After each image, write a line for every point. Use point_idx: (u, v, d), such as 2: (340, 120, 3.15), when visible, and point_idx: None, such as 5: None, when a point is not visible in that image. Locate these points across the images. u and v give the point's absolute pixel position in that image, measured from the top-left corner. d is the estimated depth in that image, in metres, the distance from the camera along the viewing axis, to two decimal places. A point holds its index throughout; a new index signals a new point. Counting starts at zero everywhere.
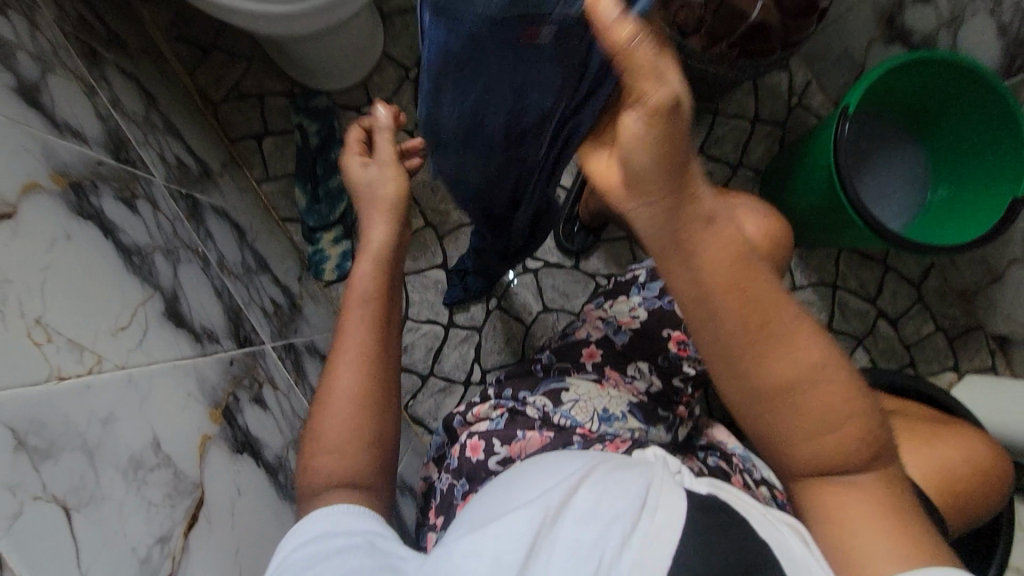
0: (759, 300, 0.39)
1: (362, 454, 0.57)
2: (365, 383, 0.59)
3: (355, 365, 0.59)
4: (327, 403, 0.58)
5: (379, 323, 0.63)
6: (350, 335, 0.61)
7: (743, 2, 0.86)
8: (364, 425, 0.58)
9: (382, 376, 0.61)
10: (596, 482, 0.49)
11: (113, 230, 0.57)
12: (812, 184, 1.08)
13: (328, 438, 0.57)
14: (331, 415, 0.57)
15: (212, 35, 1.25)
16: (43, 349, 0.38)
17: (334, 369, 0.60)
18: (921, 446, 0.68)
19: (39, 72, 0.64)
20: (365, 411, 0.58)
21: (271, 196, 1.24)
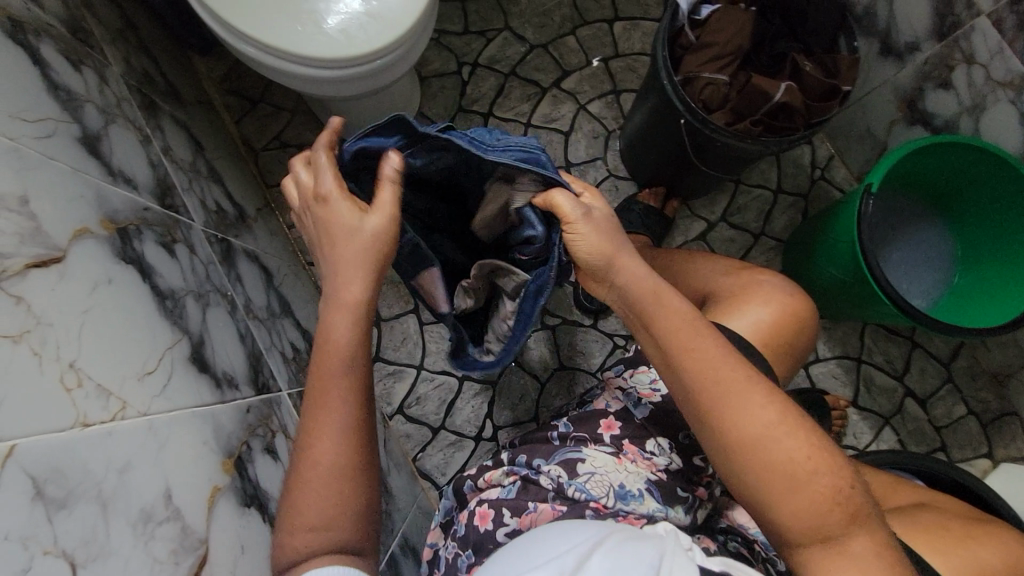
0: (713, 357, 0.56)
1: (348, 523, 0.51)
2: (344, 454, 0.52)
3: (332, 441, 0.52)
4: (303, 476, 0.52)
5: (359, 387, 0.55)
6: (323, 400, 0.53)
7: (768, 83, 0.90)
8: (349, 499, 0.52)
9: (364, 446, 0.54)
10: (610, 550, 0.46)
11: (151, 274, 0.59)
12: (835, 258, 1.08)
13: (311, 512, 0.51)
14: (307, 491, 0.51)
15: (260, 89, 1.33)
16: (72, 394, 0.39)
17: (306, 441, 0.53)
18: (959, 546, 0.64)
19: (102, 123, 0.68)
20: (350, 484, 0.52)
21: (301, 241, 1.28)
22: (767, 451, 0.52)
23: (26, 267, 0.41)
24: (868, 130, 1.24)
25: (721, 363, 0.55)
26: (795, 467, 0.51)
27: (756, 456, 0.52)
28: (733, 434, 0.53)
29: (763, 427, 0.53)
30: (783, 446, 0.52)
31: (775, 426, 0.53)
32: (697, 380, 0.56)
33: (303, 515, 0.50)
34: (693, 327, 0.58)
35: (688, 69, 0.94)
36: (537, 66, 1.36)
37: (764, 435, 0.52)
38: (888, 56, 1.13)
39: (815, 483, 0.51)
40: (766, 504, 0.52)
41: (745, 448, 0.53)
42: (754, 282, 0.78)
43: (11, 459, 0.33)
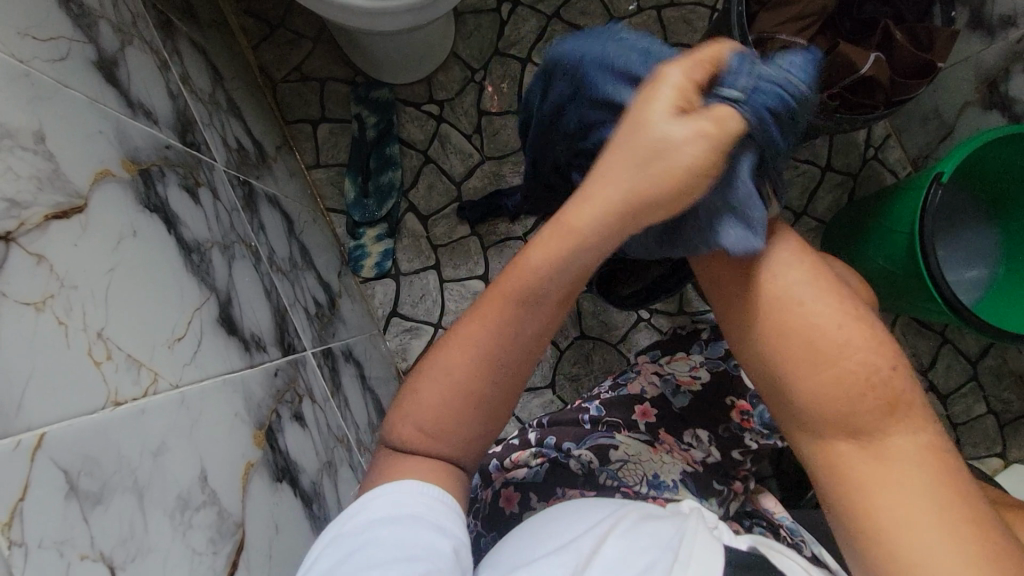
0: (836, 341, 0.45)
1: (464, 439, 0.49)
2: (484, 378, 0.48)
3: (480, 348, 0.48)
4: (434, 372, 0.49)
5: (527, 319, 0.48)
6: (489, 309, 0.48)
7: (855, 54, 0.81)
8: (462, 414, 0.48)
9: (499, 375, 0.49)
10: (627, 530, 0.44)
11: (175, 223, 0.53)
12: (884, 248, 1.02)
13: (425, 415, 0.48)
14: (427, 388, 0.48)
15: (281, 12, 1.22)
16: (102, 369, 0.35)
17: (450, 340, 0.49)
18: None
19: (118, 44, 0.61)
20: (471, 407, 0.48)
21: (320, 184, 1.21)
22: (844, 385, 0.44)
23: (46, 219, 0.36)
24: (935, 111, 1.15)
25: (847, 347, 0.45)
26: (881, 405, 0.43)
27: (826, 389, 0.45)
28: (799, 357, 0.46)
29: (845, 357, 0.45)
30: (870, 387, 0.44)
31: (867, 362, 0.44)
32: (775, 331, 0.47)
33: (415, 413, 0.48)
34: (776, 253, 0.49)
35: (764, 28, 0.85)
36: (583, 9, 1.24)
37: (849, 372, 0.44)
38: (977, 30, 1.03)
39: (897, 439, 0.43)
40: (821, 428, 0.45)
41: (818, 374, 0.45)
42: None
43: (41, 451, 0.30)
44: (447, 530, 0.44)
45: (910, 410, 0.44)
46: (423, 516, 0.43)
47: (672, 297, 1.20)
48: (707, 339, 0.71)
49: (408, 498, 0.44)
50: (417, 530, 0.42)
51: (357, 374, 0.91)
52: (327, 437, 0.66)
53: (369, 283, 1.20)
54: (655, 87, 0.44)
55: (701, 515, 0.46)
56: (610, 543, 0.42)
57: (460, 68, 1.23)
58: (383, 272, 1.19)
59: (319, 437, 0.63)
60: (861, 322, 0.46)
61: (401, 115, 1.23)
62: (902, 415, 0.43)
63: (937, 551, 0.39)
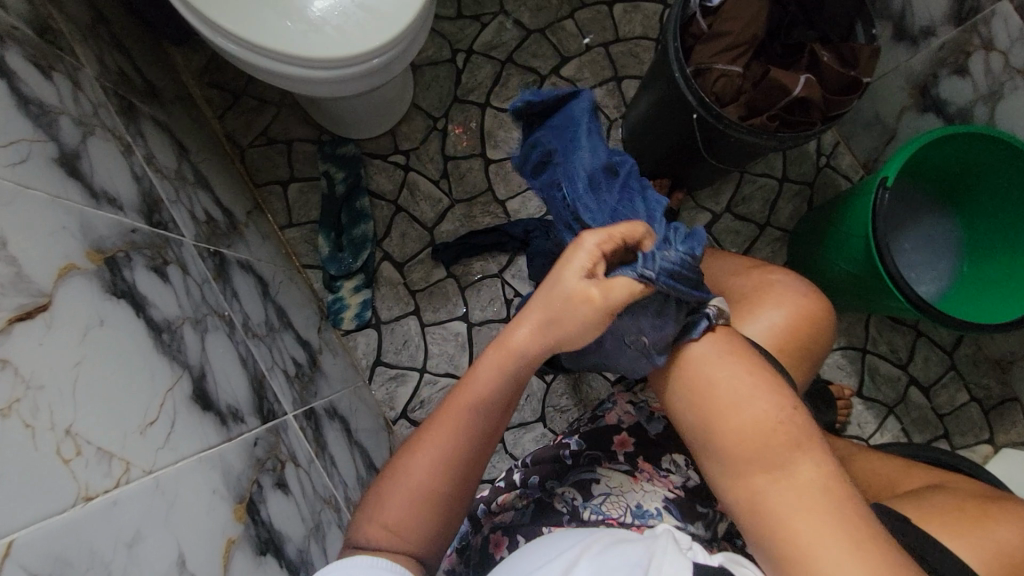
0: (725, 385, 0.53)
1: (418, 534, 0.52)
2: (443, 480, 0.53)
3: (436, 456, 0.53)
4: (400, 478, 0.53)
5: (484, 443, 0.55)
6: (445, 423, 0.54)
7: (786, 77, 0.86)
8: (426, 514, 0.52)
9: (456, 476, 0.54)
10: (596, 555, 0.47)
11: (144, 305, 0.54)
12: (844, 252, 1.06)
13: (390, 515, 0.52)
14: (393, 496, 0.52)
15: (243, 81, 1.26)
16: (71, 466, 0.36)
17: (411, 451, 0.54)
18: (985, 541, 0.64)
19: (79, 136, 0.63)
20: (429, 511, 0.52)
21: (294, 242, 1.23)
22: (733, 412, 0.51)
23: (8, 323, 0.37)
24: (876, 116, 1.21)
25: (744, 393, 0.52)
26: (763, 425, 0.49)
27: (718, 418, 0.52)
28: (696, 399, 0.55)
29: (731, 386, 0.53)
30: (751, 406, 0.50)
31: (748, 391, 0.52)
32: (676, 385, 0.57)
33: (382, 512, 0.52)
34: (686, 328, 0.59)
35: (700, 60, 0.90)
36: (535, 52, 1.30)
37: (741, 405, 0.51)
38: (902, 41, 1.10)
39: (782, 450, 0.47)
40: (717, 450, 0.51)
41: (710, 408, 0.53)
42: (766, 281, 0.75)
43: (10, 557, 0.31)
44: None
45: (792, 424, 0.49)
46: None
47: None
48: None
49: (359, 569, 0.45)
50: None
51: (343, 430, 0.90)
52: (313, 501, 0.66)
53: (350, 335, 1.21)
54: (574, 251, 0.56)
55: (673, 537, 0.49)
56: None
57: (423, 118, 1.28)
58: (364, 322, 1.20)
59: (304, 502, 0.63)
60: (748, 361, 0.54)
61: (368, 167, 1.26)
62: (785, 429, 0.49)
63: (816, 544, 0.42)
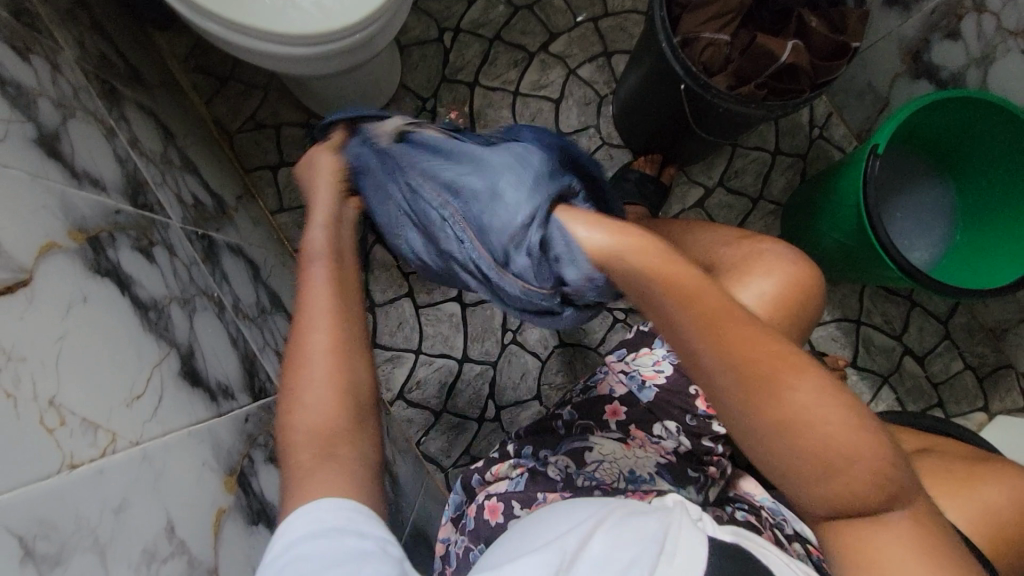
0: (788, 396, 0.43)
1: (348, 412, 0.49)
2: (335, 341, 0.50)
3: (319, 327, 0.50)
4: (295, 364, 0.50)
5: (339, 291, 0.53)
6: (306, 291, 0.52)
7: (774, 44, 0.85)
8: (342, 381, 0.50)
9: (351, 336, 0.51)
10: (614, 528, 0.47)
11: (129, 284, 0.55)
12: (838, 222, 1.05)
13: (310, 405, 0.49)
14: (299, 377, 0.49)
15: (228, 66, 1.25)
16: (56, 435, 0.36)
17: (295, 333, 0.51)
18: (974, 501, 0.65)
19: (59, 119, 0.63)
20: (340, 376, 0.50)
21: (286, 227, 1.23)
22: (807, 424, 0.42)
23: None
24: (869, 85, 1.19)
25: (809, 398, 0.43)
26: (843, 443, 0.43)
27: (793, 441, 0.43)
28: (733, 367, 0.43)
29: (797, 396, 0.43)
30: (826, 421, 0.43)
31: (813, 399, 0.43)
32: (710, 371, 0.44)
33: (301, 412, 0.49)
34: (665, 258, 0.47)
35: (687, 29, 0.89)
36: (522, 29, 1.28)
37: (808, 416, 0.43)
38: (893, 7, 1.08)
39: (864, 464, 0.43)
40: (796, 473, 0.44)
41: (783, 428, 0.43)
42: (755, 252, 0.75)
43: None
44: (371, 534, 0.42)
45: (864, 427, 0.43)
46: (343, 526, 0.42)
47: None
48: None
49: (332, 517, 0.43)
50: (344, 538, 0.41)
51: None
52: None
53: None
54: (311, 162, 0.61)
55: (686, 508, 0.50)
56: (596, 540, 0.45)
57: (411, 99, 1.26)
58: None
59: None
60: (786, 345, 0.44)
61: None
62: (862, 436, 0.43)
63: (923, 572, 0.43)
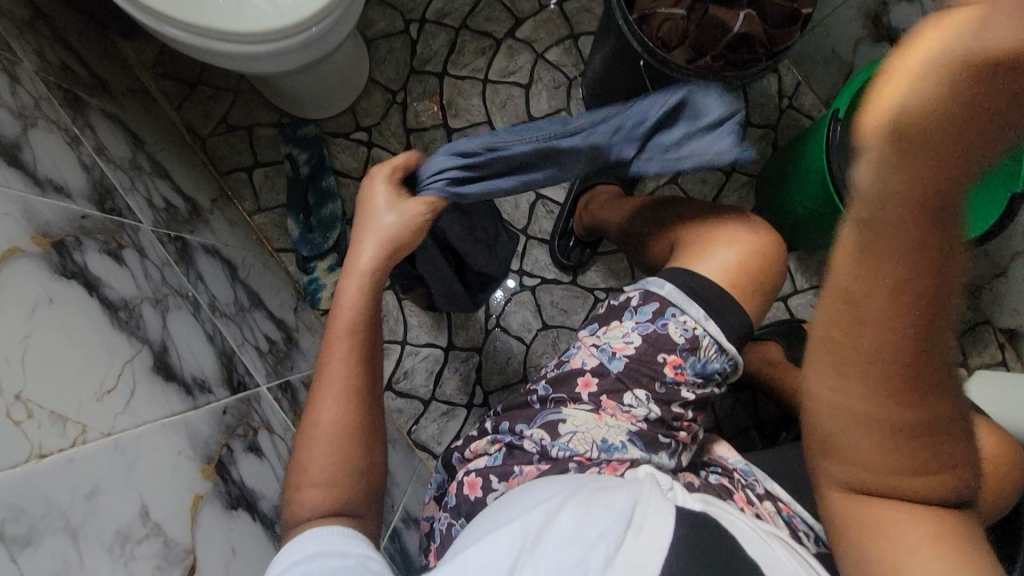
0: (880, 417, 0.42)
1: (347, 483, 0.57)
2: (342, 413, 0.59)
3: (335, 400, 0.59)
4: (311, 434, 0.59)
5: (361, 344, 0.63)
6: (335, 357, 0.61)
7: (727, 14, 0.86)
8: (350, 455, 0.58)
9: (364, 408, 0.60)
10: (583, 501, 0.49)
11: (97, 285, 0.56)
12: (804, 189, 1.06)
13: (314, 474, 0.57)
14: (313, 450, 0.58)
15: (197, 70, 1.25)
16: (23, 427, 0.38)
17: (315, 402, 0.60)
18: None
19: (19, 129, 0.63)
20: (347, 449, 0.58)
21: (265, 227, 1.24)
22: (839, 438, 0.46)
23: None
24: (832, 52, 1.20)
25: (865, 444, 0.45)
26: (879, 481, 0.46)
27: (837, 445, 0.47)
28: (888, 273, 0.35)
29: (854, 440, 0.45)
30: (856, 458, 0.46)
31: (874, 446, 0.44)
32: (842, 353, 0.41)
33: (304, 478, 0.57)
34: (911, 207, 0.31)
35: (644, 6, 0.90)
36: (488, 16, 1.28)
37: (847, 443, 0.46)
38: None
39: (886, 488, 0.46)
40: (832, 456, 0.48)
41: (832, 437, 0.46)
42: (716, 223, 0.77)
43: None
44: (353, 552, 0.50)
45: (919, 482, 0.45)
46: (326, 549, 0.49)
47: (624, 273, 1.24)
48: (635, 304, 0.70)
49: (318, 540, 0.51)
50: (327, 559, 0.48)
51: None
52: None
53: (329, 314, 1.23)
54: (370, 192, 0.70)
55: (655, 482, 0.53)
56: (565, 516, 0.47)
57: (381, 93, 1.27)
58: None
59: (279, 464, 0.66)
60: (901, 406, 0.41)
61: (332, 147, 1.26)
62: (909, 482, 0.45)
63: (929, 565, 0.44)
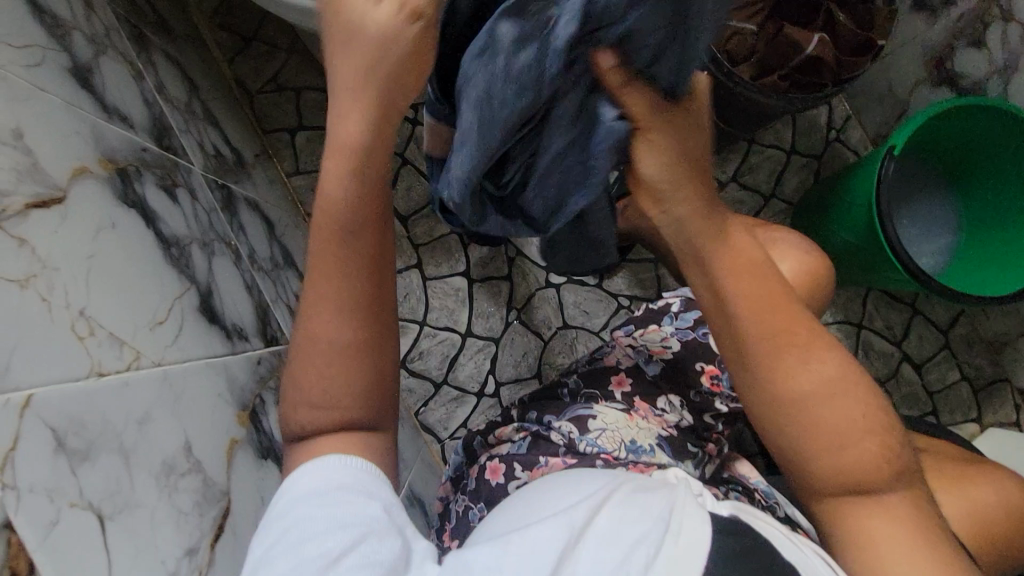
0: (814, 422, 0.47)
1: (354, 402, 0.49)
2: (346, 332, 0.48)
3: (335, 311, 0.48)
4: (305, 346, 0.49)
5: (372, 245, 0.49)
6: (327, 261, 0.48)
7: (800, 34, 0.85)
8: (353, 372, 0.49)
9: (374, 320, 0.50)
10: (619, 503, 0.48)
11: (154, 219, 0.56)
12: (846, 222, 1.05)
13: (313, 391, 0.49)
14: (308, 366, 0.49)
15: (253, 25, 1.25)
16: (86, 343, 0.38)
17: (306, 313, 0.49)
18: (956, 488, 0.66)
19: (92, 54, 0.63)
20: (348, 369, 0.49)
21: (300, 190, 1.23)
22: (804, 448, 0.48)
23: (27, 207, 0.39)
24: (889, 90, 1.19)
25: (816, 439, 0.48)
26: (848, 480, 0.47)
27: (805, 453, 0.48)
28: (715, 286, 0.48)
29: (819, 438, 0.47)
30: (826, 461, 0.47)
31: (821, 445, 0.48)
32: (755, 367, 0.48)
33: (304, 389, 0.49)
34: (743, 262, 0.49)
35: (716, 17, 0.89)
36: None
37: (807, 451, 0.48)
38: (920, 11, 1.07)
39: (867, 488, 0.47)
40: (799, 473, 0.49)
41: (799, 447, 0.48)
42: (771, 239, 0.75)
43: (29, 410, 0.33)
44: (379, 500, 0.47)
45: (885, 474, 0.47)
46: (353, 488, 0.47)
47: (650, 283, 1.23)
48: (677, 310, 0.71)
49: (341, 473, 0.47)
50: (350, 500, 0.46)
51: None
52: None
53: None
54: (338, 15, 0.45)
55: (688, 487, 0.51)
56: (603, 513, 0.47)
57: None
58: None
59: None
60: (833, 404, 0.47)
61: None
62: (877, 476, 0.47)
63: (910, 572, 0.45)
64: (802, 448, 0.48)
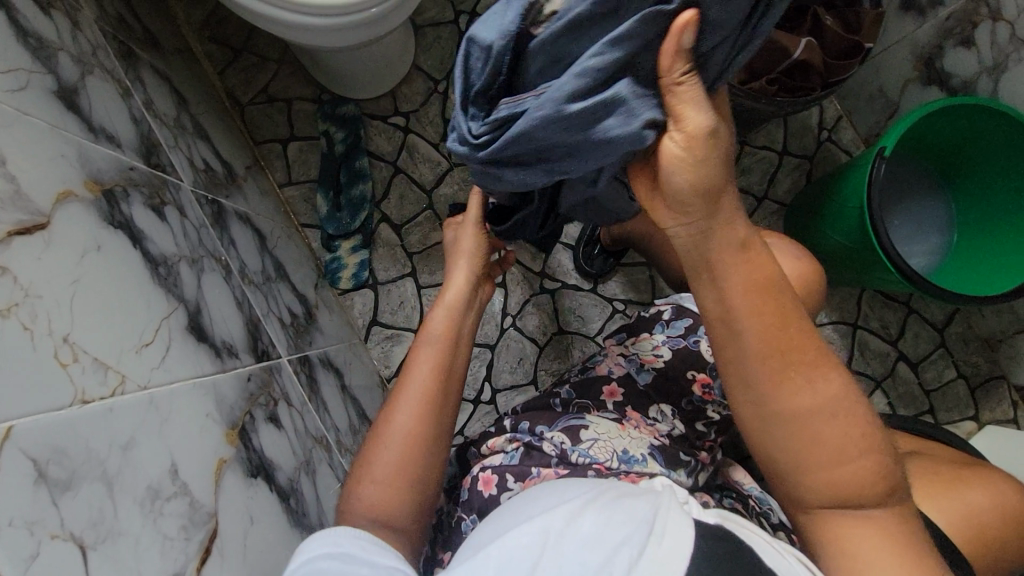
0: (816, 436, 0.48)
1: (403, 496, 0.61)
2: (417, 425, 0.64)
3: (420, 410, 0.65)
4: (384, 436, 0.64)
5: (443, 359, 0.69)
6: (423, 358, 0.68)
7: (788, 39, 0.84)
8: (417, 462, 0.63)
9: (435, 421, 0.65)
10: (602, 509, 0.49)
11: (141, 238, 0.56)
12: (838, 223, 1.05)
13: (380, 472, 0.62)
14: (382, 452, 0.63)
15: (243, 38, 1.25)
16: (68, 370, 0.39)
17: (393, 408, 0.66)
18: (950, 493, 0.66)
19: (77, 73, 0.63)
20: (408, 457, 0.63)
21: (293, 201, 1.24)
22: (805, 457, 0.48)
23: (8, 235, 0.39)
24: (879, 90, 1.19)
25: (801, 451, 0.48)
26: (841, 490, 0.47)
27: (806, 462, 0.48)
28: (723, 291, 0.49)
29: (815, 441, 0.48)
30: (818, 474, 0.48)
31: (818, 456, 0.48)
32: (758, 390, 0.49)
33: (369, 472, 0.62)
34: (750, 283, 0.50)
35: None
36: None
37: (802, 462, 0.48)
38: (908, 12, 1.08)
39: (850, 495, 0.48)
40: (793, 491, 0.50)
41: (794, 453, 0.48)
42: None
43: (10, 441, 0.34)
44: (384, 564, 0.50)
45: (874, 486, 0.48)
46: (357, 554, 0.50)
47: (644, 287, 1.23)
48: (667, 318, 0.72)
49: (347, 539, 0.51)
50: (357, 565, 0.48)
51: (336, 380, 0.93)
52: (305, 439, 0.69)
53: (347, 294, 1.23)
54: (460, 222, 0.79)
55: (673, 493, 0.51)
56: (586, 519, 0.47)
57: (424, 81, 1.27)
58: (361, 282, 1.22)
59: (296, 438, 0.66)
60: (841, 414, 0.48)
61: (368, 128, 1.26)
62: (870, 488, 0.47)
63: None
64: (804, 452, 0.48)
